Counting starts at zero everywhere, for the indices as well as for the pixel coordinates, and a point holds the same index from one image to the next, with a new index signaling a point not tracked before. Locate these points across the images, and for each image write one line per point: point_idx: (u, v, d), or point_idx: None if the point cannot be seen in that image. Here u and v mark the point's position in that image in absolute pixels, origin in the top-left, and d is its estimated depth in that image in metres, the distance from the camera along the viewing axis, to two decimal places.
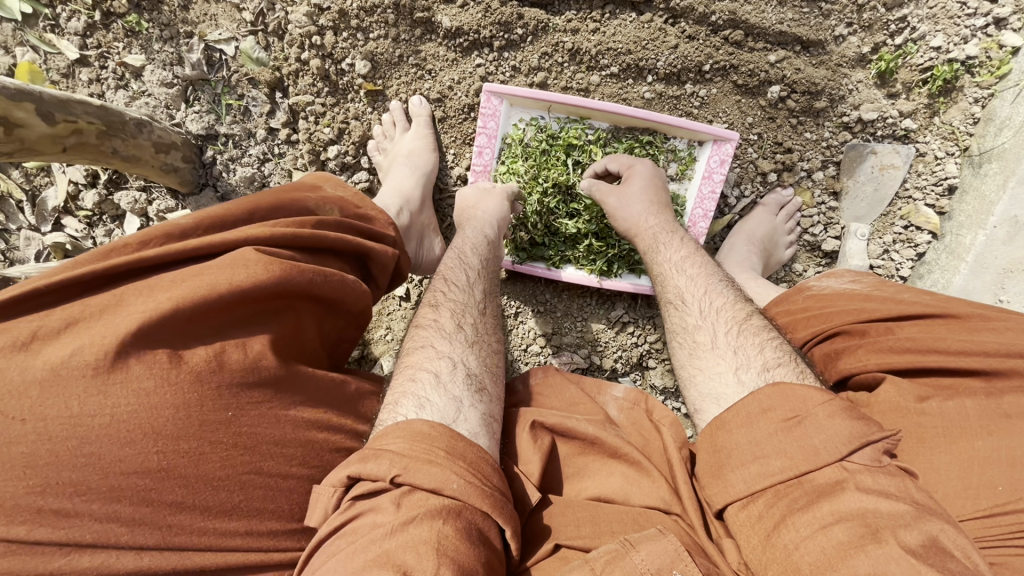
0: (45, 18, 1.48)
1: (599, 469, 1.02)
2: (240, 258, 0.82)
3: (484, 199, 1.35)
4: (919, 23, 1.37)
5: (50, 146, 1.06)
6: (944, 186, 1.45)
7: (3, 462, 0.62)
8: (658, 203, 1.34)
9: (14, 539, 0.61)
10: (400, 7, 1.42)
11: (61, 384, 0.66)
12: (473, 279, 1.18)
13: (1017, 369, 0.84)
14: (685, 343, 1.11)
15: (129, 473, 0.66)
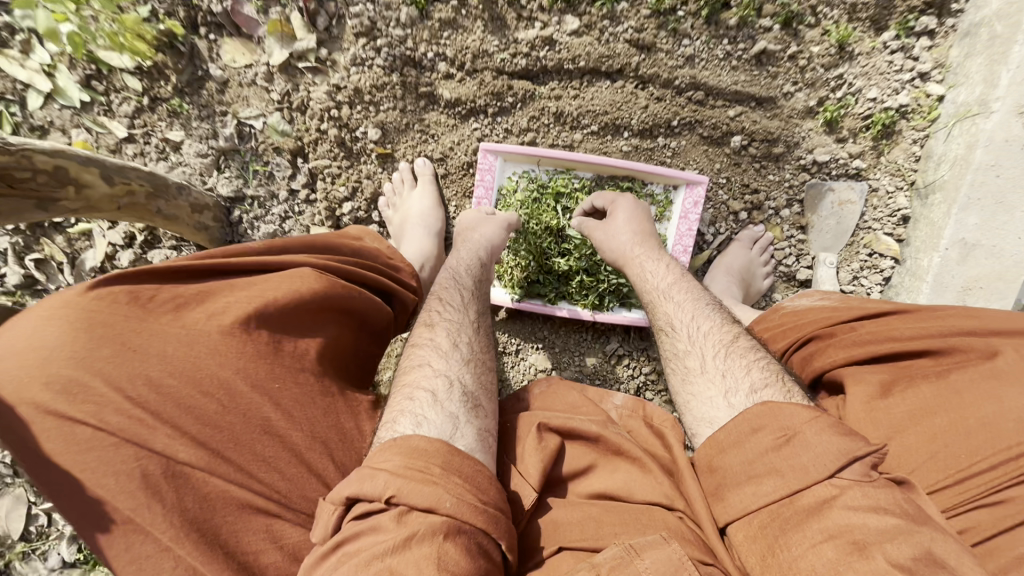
0: (99, 104, 1.70)
1: (603, 470, 1.08)
2: (298, 273, 1.01)
3: (481, 227, 1.46)
4: (855, 79, 1.57)
5: (108, 205, 1.21)
6: (899, 216, 1.62)
7: (113, 374, 0.82)
8: (644, 231, 1.46)
9: (108, 436, 0.79)
10: (406, 83, 1.65)
11: (158, 330, 0.87)
12: (468, 300, 1.24)
13: (956, 346, 0.97)
14: (678, 369, 1.18)
15: (197, 404, 0.84)
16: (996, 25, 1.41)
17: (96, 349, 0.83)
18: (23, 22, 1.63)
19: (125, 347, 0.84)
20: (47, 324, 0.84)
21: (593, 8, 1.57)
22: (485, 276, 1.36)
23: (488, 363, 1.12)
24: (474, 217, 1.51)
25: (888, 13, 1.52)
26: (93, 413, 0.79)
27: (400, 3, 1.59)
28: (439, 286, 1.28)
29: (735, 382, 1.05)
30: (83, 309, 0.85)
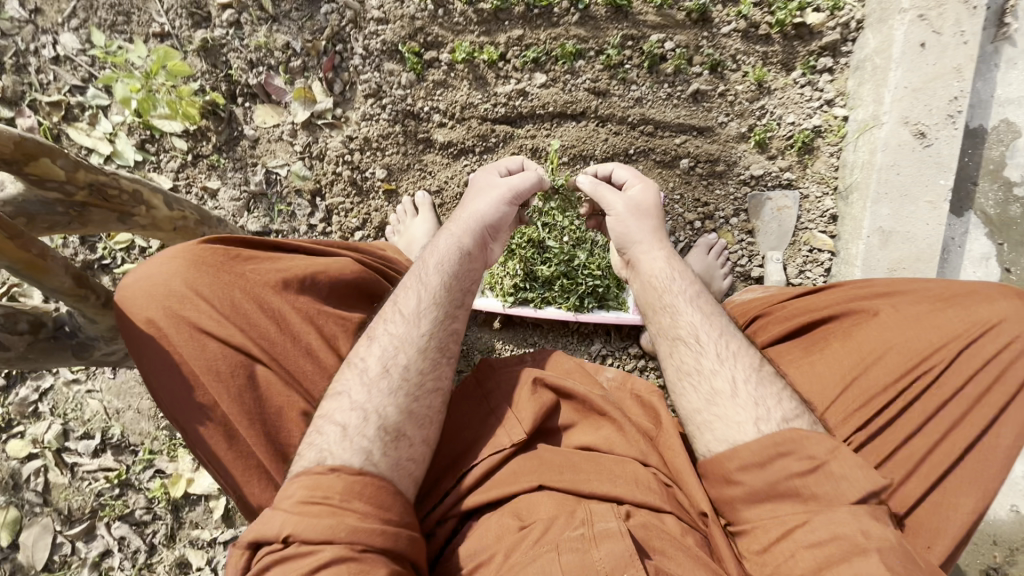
0: (150, 163, 2.03)
1: (589, 425, 1.29)
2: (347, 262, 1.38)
3: (484, 216, 1.44)
4: (775, 109, 1.91)
5: (167, 226, 1.46)
6: (828, 216, 1.90)
7: (217, 301, 1.16)
8: (647, 221, 1.48)
9: (207, 342, 1.11)
10: (407, 132, 2.00)
11: (249, 279, 1.21)
12: (426, 308, 1.26)
13: (849, 307, 1.29)
14: (694, 377, 1.23)
15: (269, 334, 1.17)
16: (876, 59, 1.77)
17: (204, 279, 1.18)
18: (93, 100, 2.02)
19: (225, 284, 1.18)
20: (168, 262, 1.18)
21: (557, 66, 1.95)
22: (472, 273, 1.38)
23: (425, 385, 1.20)
24: (479, 201, 1.47)
25: (793, 57, 1.90)
26: (201, 325, 1.12)
27: (400, 70, 1.97)
28: (407, 282, 1.33)
29: (768, 402, 1.15)
30: (196, 256, 1.19)
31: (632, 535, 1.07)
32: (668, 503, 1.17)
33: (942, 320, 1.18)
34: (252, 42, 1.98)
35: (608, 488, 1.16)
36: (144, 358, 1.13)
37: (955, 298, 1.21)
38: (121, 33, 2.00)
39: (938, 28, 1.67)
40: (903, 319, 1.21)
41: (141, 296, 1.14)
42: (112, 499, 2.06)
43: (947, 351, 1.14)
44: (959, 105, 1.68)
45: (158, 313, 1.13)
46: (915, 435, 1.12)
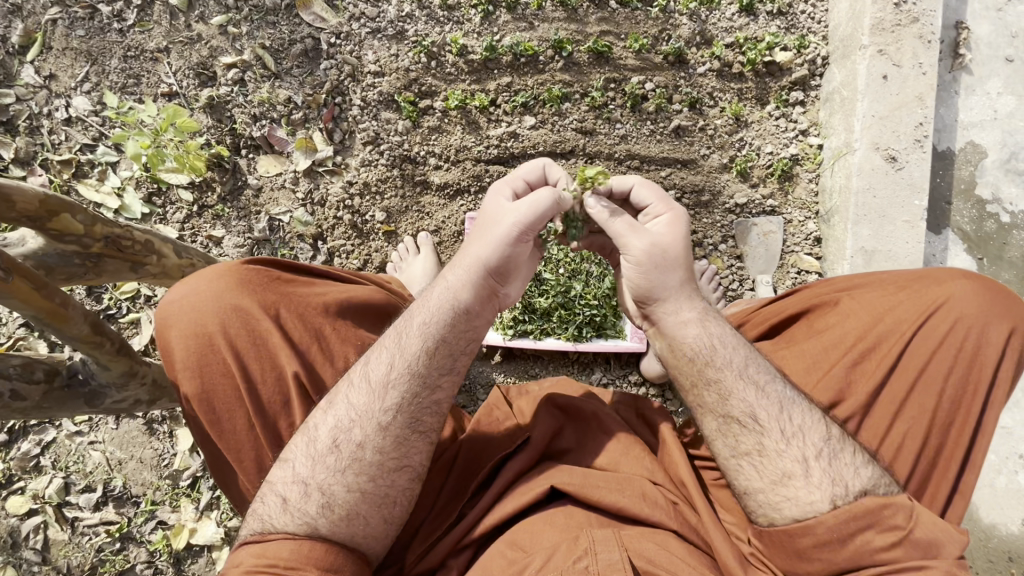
0: (157, 214, 2.11)
1: (595, 444, 1.37)
2: (373, 293, 1.44)
3: (482, 264, 1.22)
4: (753, 140, 2.02)
5: (176, 274, 1.51)
6: (813, 238, 1.98)
7: (267, 320, 1.19)
8: (674, 261, 1.26)
9: (257, 360, 1.16)
10: (405, 175, 2.09)
11: (294, 302, 1.25)
12: (396, 378, 1.17)
13: (816, 309, 1.34)
14: (728, 425, 1.17)
15: (310, 359, 1.23)
16: (844, 91, 1.89)
17: (255, 296, 1.21)
18: (103, 158, 2.11)
19: (267, 309, 1.20)
20: (213, 281, 1.21)
21: (545, 109, 2.06)
22: (465, 330, 1.23)
23: (390, 464, 1.14)
24: (478, 243, 1.24)
25: (766, 92, 2.02)
26: (241, 348, 1.16)
27: (397, 118, 2.08)
28: (385, 339, 1.23)
29: (816, 446, 1.11)
30: (240, 279, 1.22)
31: (632, 562, 1.08)
32: (675, 520, 1.20)
33: (899, 306, 1.22)
34: (256, 97, 2.09)
35: (617, 501, 1.20)
36: (178, 369, 1.16)
37: (909, 283, 1.26)
38: (131, 94, 2.11)
39: (898, 61, 1.79)
40: (864, 310, 1.26)
41: (184, 312, 1.17)
42: (113, 554, 2.02)
43: (905, 336, 1.18)
44: (925, 130, 1.78)
45: (211, 327, 1.16)
46: (894, 420, 1.16)
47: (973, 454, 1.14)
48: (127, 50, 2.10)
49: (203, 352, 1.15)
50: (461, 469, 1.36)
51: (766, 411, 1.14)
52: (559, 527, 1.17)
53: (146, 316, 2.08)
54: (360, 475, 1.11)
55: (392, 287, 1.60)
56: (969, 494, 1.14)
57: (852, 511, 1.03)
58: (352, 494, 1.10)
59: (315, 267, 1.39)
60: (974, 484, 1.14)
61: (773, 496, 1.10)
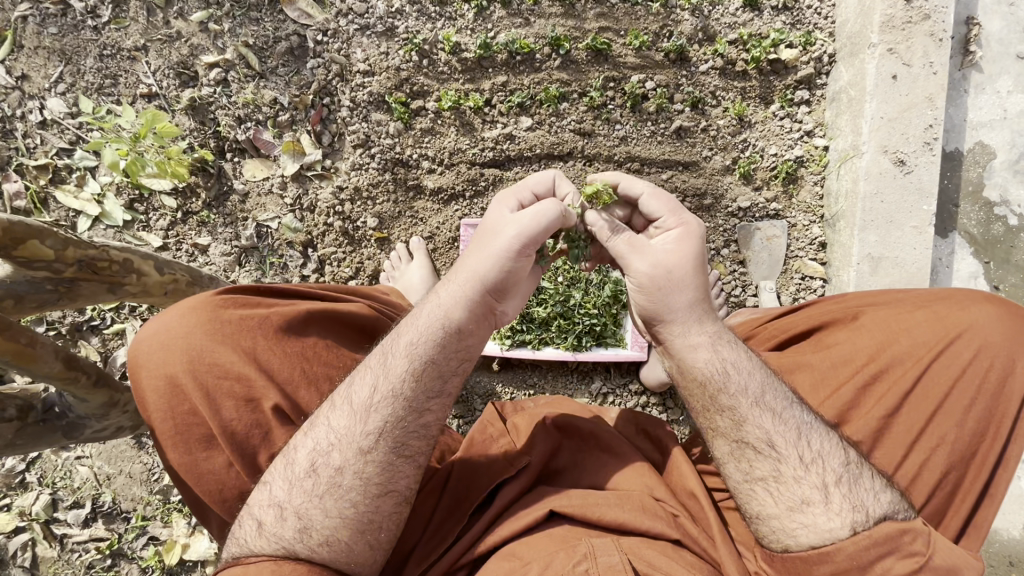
0: (139, 222, 2.03)
1: (593, 461, 1.34)
2: (359, 309, 1.38)
3: (478, 281, 1.12)
4: (757, 142, 1.95)
5: (158, 290, 1.44)
6: (817, 243, 1.93)
7: (237, 348, 1.14)
8: (682, 278, 1.16)
9: (229, 391, 1.10)
10: (397, 180, 2.01)
11: (265, 325, 1.19)
12: (379, 402, 1.10)
13: (828, 327, 1.30)
14: (740, 445, 1.10)
15: (286, 383, 1.16)
16: (851, 91, 1.82)
17: (222, 325, 1.15)
18: (81, 162, 2.01)
19: (239, 345, 1.14)
20: (183, 318, 1.15)
21: (542, 109, 1.98)
22: (456, 350, 1.15)
23: (373, 489, 1.07)
24: (475, 256, 1.15)
25: (770, 91, 1.95)
26: (212, 387, 1.10)
27: (388, 120, 2.00)
28: (369, 361, 1.16)
29: (835, 471, 1.05)
30: (212, 313, 1.16)
31: (631, 566, 1.04)
32: (677, 531, 1.16)
33: (916, 326, 1.18)
34: (240, 98, 2.00)
35: (619, 514, 1.15)
36: (151, 412, 1.10)
37: (926, 303, 1.21)
38: (108, 95, 2.02)
39: (908, 61, 1.73)
40: (879, 329, 1.21)
41: (154, 353, 1.12)
42: (104, 570, 1.98)
43: (927, 360, 1.14)
44: (935, 132, 1.72)
45: (177, 363, 1.10)
46: (912, 446, 1.12)
47: (989, 483, 1.12)
48: (102, 48, 2.00)
49: (174, 395, 1.10)
50: (455, 489, 1.31)
51: (783, 432, 1.08)
52: (557, 537, 1.13)
53: (131, 327, 2.01)
54: (342, 499, 1.05)
55: (384, 303, 1.55)
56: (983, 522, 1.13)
57: (858, 529, 0.98)
58: (335, 519, 1.04)
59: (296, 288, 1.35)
60: (989, 512, 1.13)
61: (775, 509, 1.05)
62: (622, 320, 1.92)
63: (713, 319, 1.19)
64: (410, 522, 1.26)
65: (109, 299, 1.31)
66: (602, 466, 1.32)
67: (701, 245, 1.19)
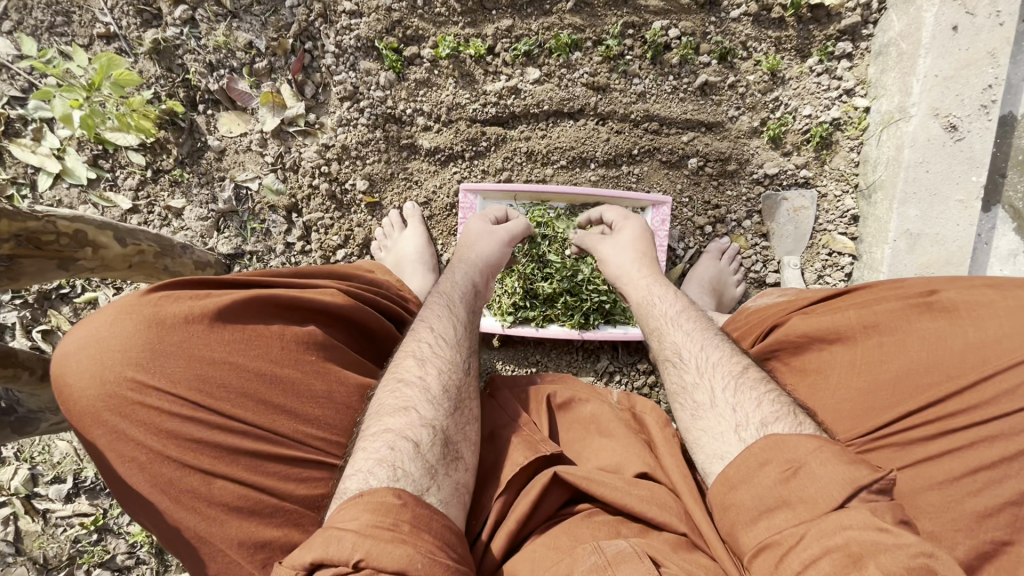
0: (105, 181, 1.84)
1: (601, 450, 1.23)
2: (333, 293, 1.20)
3: (489, 254, 1.51)
4: (790, 101, 1.76)
5: (121, 263, 1.28)
6: (849, 216, 1.77)
7: (182, 355, 0.98)
8: (629, 245, 1.55)
9: (178, 407, 0.96)
10: (389, 138, 1.81)
11: (214, 323, 1.02)
12: (441, 341, 1.20)
13: (882, 309, 1.12)
14: (682, 394, 1.20)
15: (244, 387, 1.00)
16: (902, 43, 1.61)
17: (163, 329, 0.99)
18: (36, 113, 1.80)
19: (187, 352, 0.99)
20: (115, 325, 0.98)
21: (551, 59, 1.77)
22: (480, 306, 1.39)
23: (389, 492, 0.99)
24: (483, 242, 1.53)
25: (808, 43, 1.73)
26: (159, 404, 0.95)
27: (378, 69, 1.78)
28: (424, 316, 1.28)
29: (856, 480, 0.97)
30: (149, 314, 0.99)
31: (645, 553, 0.95)
32: (685, 524, 1.06)
33: (993, 317, 1.02)
34: (211, 41, 1.77)
35: (623, 498, 1.08)
36: (92, 434, 0.97)
37: (1007, 292, 1.05)
38: (60, 35, 1.78)
39: (972, 8, 1.51)
40: (942, 314, 1.06)
41: (85, 368, 0.96)
42: (91, 545, 1.92)
43: (995, 350, 0.98)
44: (993, 93, 1.53)
45: (114, 377, 0.95)
46: (974, 448, 0.95)
47: None
48: None
49: (116, 418, 0.95)
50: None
51: (721, 384, 1.14)
52: (561, 549, 1.03)
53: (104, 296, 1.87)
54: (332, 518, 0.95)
55: (369, 284, 1.38)
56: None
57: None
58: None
59: (257, 275, 1.18)
60: None
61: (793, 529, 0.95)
62: None
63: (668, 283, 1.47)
64: None
65: (62, 275, 1.16)
66: (599, 447, 1.24)
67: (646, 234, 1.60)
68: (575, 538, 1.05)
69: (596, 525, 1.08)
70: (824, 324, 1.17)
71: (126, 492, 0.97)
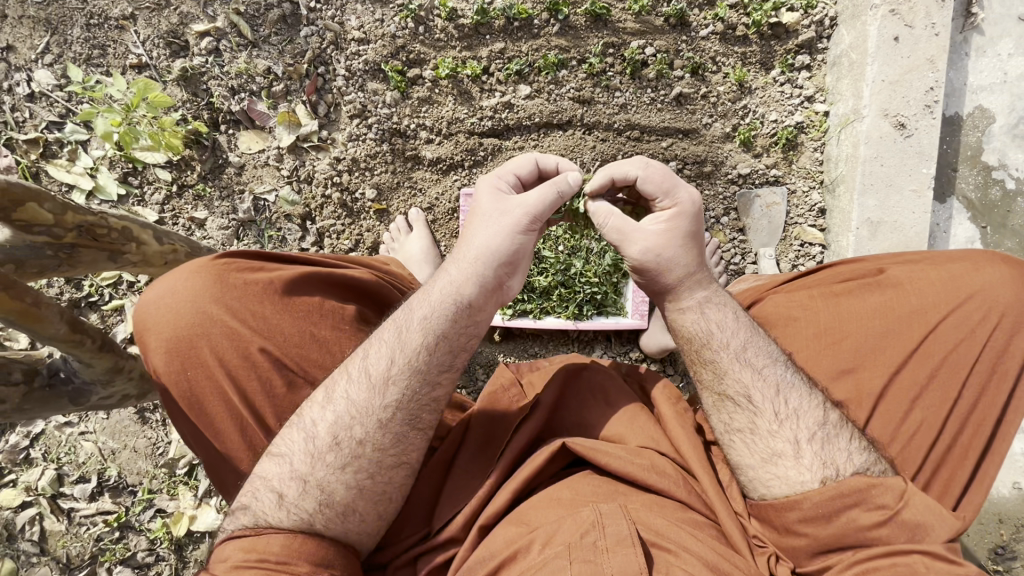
0: (133, 196, 2.00)
1: (601, 419, 1.32)
2: (365, 272, 1.37)
3: (494, 258, 1.19)
4: (757, 108, 1.94)
5: (158, 260, 1.42)
6: (817, 209, 1.94)
7: (245, 315, 1.15)
8: (670, 255, 1.23)
9: (236, 358, 1.13)
10: (395, 151, 1.99)
11: (273, 291, 1.19)
12: (397, 373, 1.15)
13: (842, 290, 1.29)
14: (749, 436, 1.17)
15: (291, 346, 1.18)
16: (852, 55, 1.81)
17: (231, 291, 1.16)
18: (72, 136, 1.97)
19: (249, 313, 1.16)
20: (191, 278, 1.16)
21: (540, 77, 1.96)
22: (467, 326, 1.20)
23: (388, 461, 1.13)
24: (486, 232, 1.20)
25: (770, 56, 1.93)
26: (217, 348, 1.12)
27: (384, 89, 1.97)
28: (383, 332, 1.20)
29: (807, 429, 1.14)
30: (218, 273, 1.17)
31: (639, 532, 1.05)
32: (683, 489, 1.18)
33: (932, 286, 1.21)
34: (233, 68, 1.96)
35: (625, 467, 1.18)
36: (160, 371, 1.13)
37: (940, 266, 1.24)
38: (96, 66, 1.97)
39: (910, 22, 1.71)
40: (890, 287, 1.25)
41: (163, 316, 1.13)
42: (112, 543, 2.00)
43: (932, 315, 1.19)
44: (935, 94, 1.72)
45: (189, 326, 1.13)
46: (919, 405, 1.17)
47: (997, 433, 1.18)
48: (88, 17, 1.95)
49: (183, 356, 1.12)
50: (472, 439, 1.32)
51: (805, 433, 1.13)
52: (563, 501, 1.16)
53: (131, 303, 2.00)
54: (360, 472, 1.10)
55: (388, 269, 1.55)
56: (984, 485, 1.17)
57: (841, 489, 1.04)
58: (346, 481, 1.09)
59: (303, 254, 1.32)
60: (992, 471, 1.18)
61: (765, 474, 1.13)
62: (622, 289, 1.92)
63: (731, 299, 1.29)
64: (417, 489, 1.29)
65: (110, 268, 1.30)
66: (602, 416, 1.32)
67: (688, 226, 1.26)
68: (576, 494, 1.17)
69: (594, 485, 1.19)
70: (792, 306, 1.34)
71: (180, 419, 1.17)
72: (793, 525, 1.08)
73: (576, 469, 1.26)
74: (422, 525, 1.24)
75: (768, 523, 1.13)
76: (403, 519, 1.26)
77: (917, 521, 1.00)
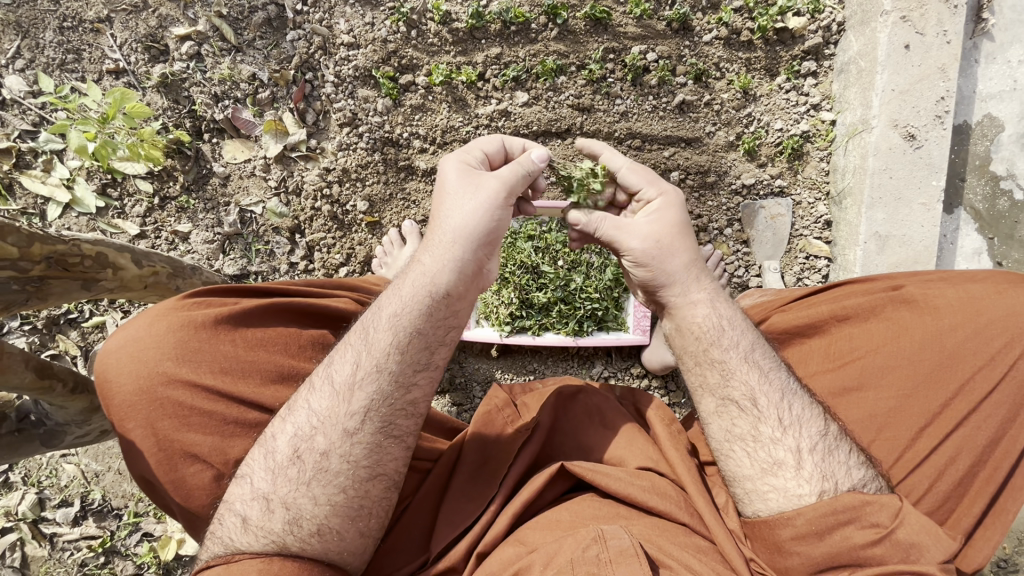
0: (113, 209, 1.91)
1: (602, 443, 1.25)
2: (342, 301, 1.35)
3: (462, 234, 1.13)
4: (762, 116, 1.88)
5: (137, 285, 1.35)
6: (822, 221, 1.89)
7: (213, 357, 1.09)
8: (671, 246, 1.21)
9: (202, 400, 1.07)
10: (387, 160, 1.91)
11: (243, 328, 1.15)
12: (363, 378, 1.08)
13: (851, 309, 1.21)
14: (741, 459, 1.07)
15: (260, 378, 1.14)
16: (861, 62, 1.75)
17: (198, 333, 1.10)
18: (46, 146, 1.88)
19: (215, 355, 1.10)
20: (153, 324, 1.10)
21: (538, 83, 1.88)
22: (445, 316, 1.14)
23: (361, 473, 1.05)
24: (457, 210, 1.14)
25: (776, 62, 1.87)
26: (185, 398, 1.06)
27: (375, 96, 1.89)
28: (353, 336, 1.14)
29: (810, 438, 1.05)
30: (183, 316, 1.11)
31: (644, 551, 0.95)
32: (686, 513, 1.09)
33: (948, 305, 1.12)
34: (216, 74, 1.88)
35: (625, 489, 1.10)
36: (123, 427, 1.06)
37: (959, 284, 1.16)
38: (71, 72, 1.88)
39: (921, 28, 1.66)
40: (904, 305, 1.16)
41: (123, 366, 1.07)
42: (97, 568, 1.93)
43: (950, 337, 1.10)
44: (946, 104, 1.66)
45: (150, 376, 1.06)
46: (931, 433, 1.08)
47: (1017, 470, 1.09)
48: (62, 20, 1.86)
49: (145, 410, 1.05)
50: (465, 463, 1.23)
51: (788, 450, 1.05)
52: (563, 525, 1.07)
53: (111, 320, 1.92)
54: (329, 488, 1.02)
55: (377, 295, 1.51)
56: (1001, 524, 1.07)
57: (833, 505, 0.96)
58: (323, 510, 1.01)
59: (279, 286, 1.30)
60: (1011, 505, 1.08)
61: (762, 485, 1.04)
62: (624, 303, 1.88)
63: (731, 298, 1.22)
64: (409, 520, 1.18)
65: (84, 296, 1.23)
66: (601, 439, 1.26)
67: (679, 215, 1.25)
68: (575, 514, 1.09)
69: (596, 508, 1.10)
70: (801, 319, 1.27)
71: (146, 476, 1.09)
72: (783, 543, 0.99)
73: (578, 492, 1.17)
74: (415, 556, 1.14)
75: (758, 542, 1.03)
76: (393, 551, 1.16)
77: (910, 540, 0.93)
